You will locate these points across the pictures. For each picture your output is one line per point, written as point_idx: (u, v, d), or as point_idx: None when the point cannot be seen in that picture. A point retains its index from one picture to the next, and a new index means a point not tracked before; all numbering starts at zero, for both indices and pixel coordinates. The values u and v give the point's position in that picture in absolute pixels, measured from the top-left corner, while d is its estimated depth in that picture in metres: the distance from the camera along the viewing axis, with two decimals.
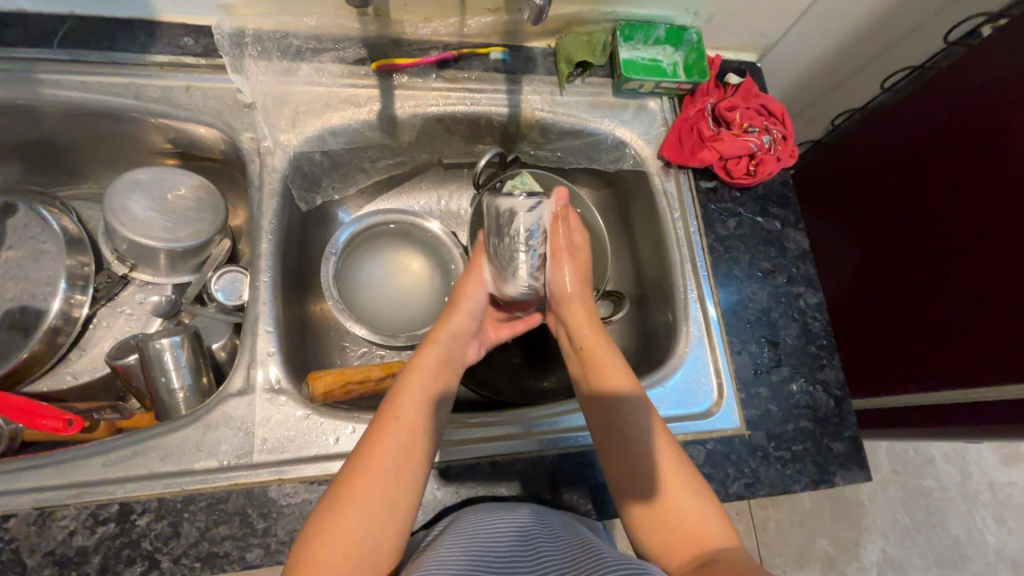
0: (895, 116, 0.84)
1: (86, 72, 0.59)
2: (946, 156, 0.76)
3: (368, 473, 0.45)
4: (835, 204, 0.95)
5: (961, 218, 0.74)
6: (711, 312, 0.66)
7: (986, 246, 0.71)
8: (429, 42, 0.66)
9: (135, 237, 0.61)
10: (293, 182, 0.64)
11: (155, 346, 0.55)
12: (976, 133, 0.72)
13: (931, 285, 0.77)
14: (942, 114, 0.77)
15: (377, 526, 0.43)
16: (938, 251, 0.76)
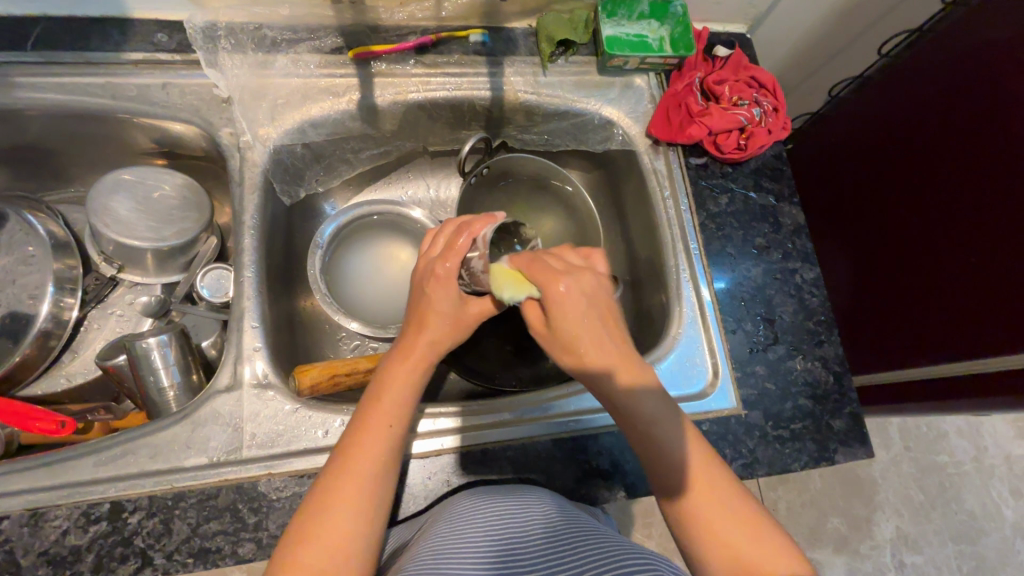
0: (895, 82, 0.81)
1: (61, 73, 0.59)
2: (954, 132, 0.73)
3: (362, 468, 0.43)
4: (834, 177, 0.92)
5: (969, 196, 0.71)
6: (705, 294, 0.65)
7: (991, 214, 0.69)
8: (406, 26, 0.65)
9: (120, 238, 0.61)
10: (275, 176, 0.63)
11: (142, 346, 0.55)
12: (979, 96, 0.69)
13: (938, 264, 0.75)
14: (951, 85, 0.73)
15: (356, 543, 0.40)
16: (945, 227, 0.74)
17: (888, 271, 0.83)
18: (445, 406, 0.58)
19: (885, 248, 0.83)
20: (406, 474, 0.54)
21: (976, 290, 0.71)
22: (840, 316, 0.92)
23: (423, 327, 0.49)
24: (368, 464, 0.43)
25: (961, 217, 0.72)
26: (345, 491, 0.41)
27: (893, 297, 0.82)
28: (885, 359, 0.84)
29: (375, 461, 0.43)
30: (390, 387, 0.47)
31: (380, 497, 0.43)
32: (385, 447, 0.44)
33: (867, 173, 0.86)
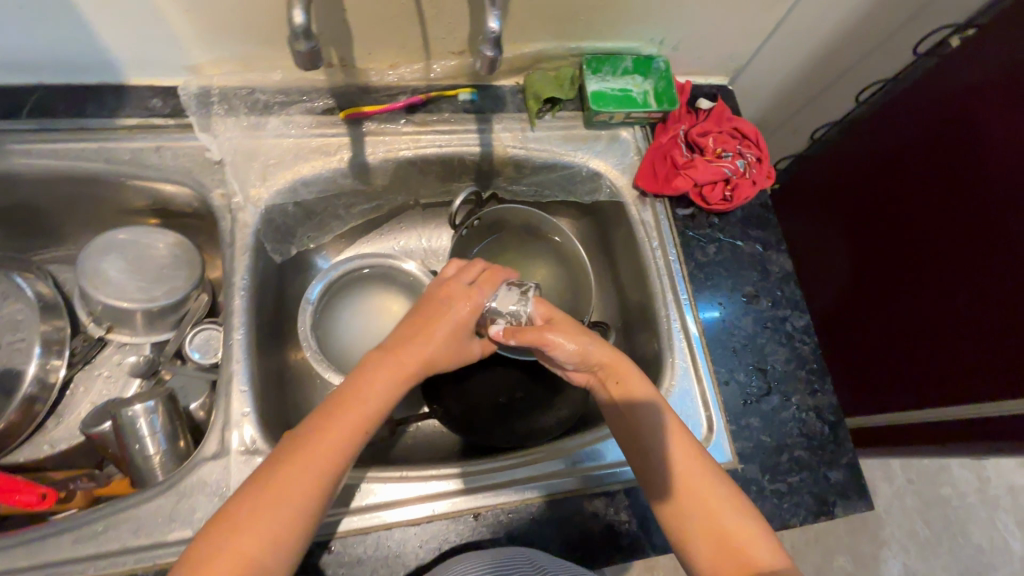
0: (877, 125, 0.84)
1: (57, 140, 0.60)
2: (932, 171, 0.75)
3: (325, 458, 0.42)
4: (826, 218, 0.94)
5: (951, 235, 0.73)
6: (692, 330, 0.65)
7: (976, 251, 0.70)
8: (397, 87, 0.67)
9: (109, 300, 0.61)
10: (266, 235, 0.64)
11: (129, 413, 0.54)
12: (957, 139, 0.72)
13: (928, 302, 0.76)
14: (929, 127, 0.76)
15: (286, 543, 0.39)
16: (932, 264, 0.75)
17: (880, 309, 0.83)
18: (452, 466, 0.58)
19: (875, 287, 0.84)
20: (397, 541, 0.53)
21: (968, 331, 0.71)
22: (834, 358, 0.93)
23: (422, 338, 0.50)
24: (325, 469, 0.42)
25: (946, 254, 0.73)
26: (295, 490, 0.41)
27: (887, 339, 0.82)
28: (881, 402, 0.84)
29: (337, 462, 0.43)
30: (378, 384, 0.47)
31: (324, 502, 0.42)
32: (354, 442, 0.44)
33: (854, 212, 0.88)
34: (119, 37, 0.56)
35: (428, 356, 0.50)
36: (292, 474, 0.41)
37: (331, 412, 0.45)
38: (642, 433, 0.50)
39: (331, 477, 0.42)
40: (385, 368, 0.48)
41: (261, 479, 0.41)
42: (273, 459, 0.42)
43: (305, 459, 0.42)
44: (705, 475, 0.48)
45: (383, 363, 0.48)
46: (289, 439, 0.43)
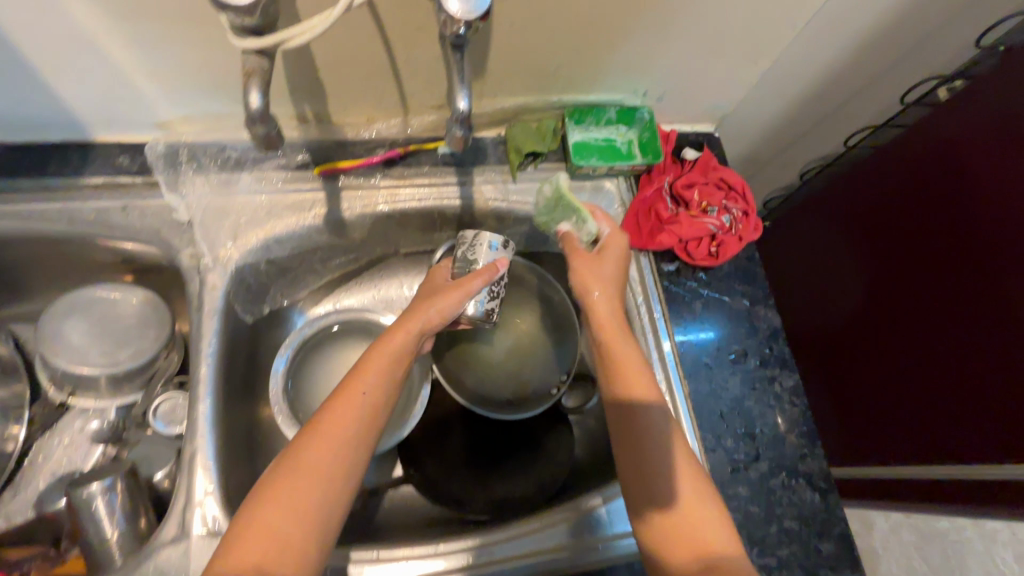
0: (867, 171, 0.84)
1: (17, 200, 0.57)
2: (904, 221, 0.77)
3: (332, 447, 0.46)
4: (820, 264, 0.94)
5: (933, 278, 0.73)
6: (667, 348, 0.65)
7: (965, 304, 0.69)
8: (374, 141, 0.65)
9: (70, 366, 0.59)
10: (237, 296, 0.62)
11: (85, 493, 0.51)
12: (943, 190, 0.71)
13: (914, 343, 0.76)
14: (916, 175, 0.75)
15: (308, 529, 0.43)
16: (923, 313, 0.74)
17: (874, 355, 0.83)
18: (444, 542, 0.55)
19: (855, 330, 0.86)
20: None
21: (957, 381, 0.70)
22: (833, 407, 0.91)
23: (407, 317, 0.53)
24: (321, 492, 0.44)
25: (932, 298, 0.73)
26: (310, 476, 0.44)
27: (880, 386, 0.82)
28: (879, 455, 0.82)
29: (344, 448, 0.46)
30: (371, 367, 0.50)
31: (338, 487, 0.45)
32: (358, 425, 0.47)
33: (848, 255, 0.88)
34: (83, 97, 0.54)
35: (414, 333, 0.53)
36: (302, 466, 0.44)
37: (331, 403, 0.48)
38: (636, 426, 0.51)
39: (340, 462, 0.46)
40: (376, 354, 0.51)
41: (275, 474, 0.44)
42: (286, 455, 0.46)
43: (316, 448, 0.45)
44: (693, 479, 0.49)
45: (376, 352, 0.51)
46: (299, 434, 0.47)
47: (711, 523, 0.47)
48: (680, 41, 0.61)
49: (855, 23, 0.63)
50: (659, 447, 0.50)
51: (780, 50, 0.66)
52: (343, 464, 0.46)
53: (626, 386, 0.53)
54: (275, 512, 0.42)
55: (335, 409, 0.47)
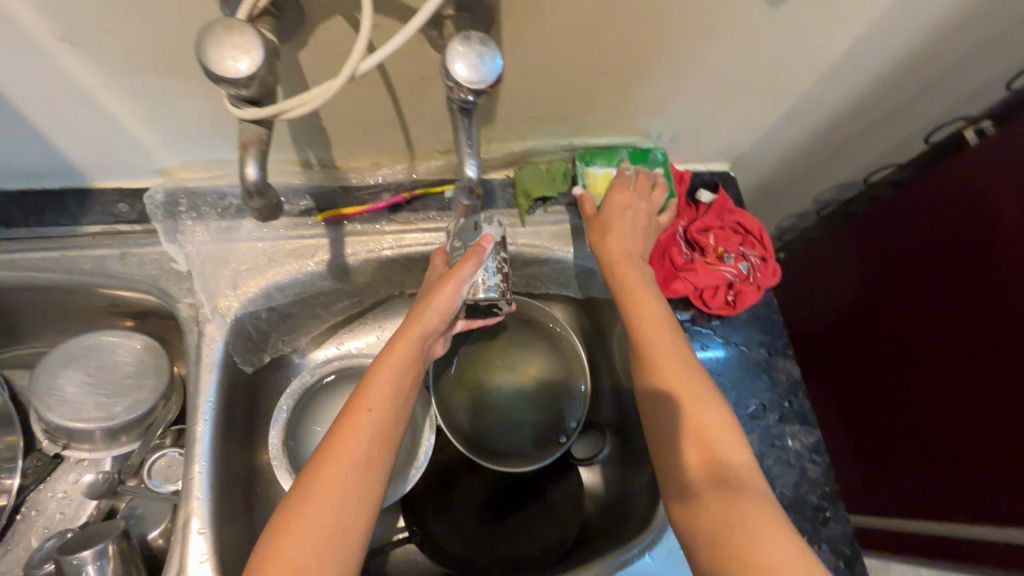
0: (882, 220, 0.85)
1: (14, 249, 0.56)
2: (920, 273, 0.79)
3: (351, 456, 0.43)
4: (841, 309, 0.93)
5: (953, 324, 0.74)
6: None
7: (983, 363, 0.70)
8: (379, 186, 0.63)
9: (64, 420, 0.57)
10: (237, 346, 0.60)
11: (74, 561, 0.49)
12: (962, 248, 0.72)
13: (935, 387, 0.77)
14: (933, 229, 0.76)
15: (332, 543, 0.40)
16: (943, 367, 0.75)
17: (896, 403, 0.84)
18: None
19: (875, 374, 0.87)
20: None
21: (992, 435, 0.70)
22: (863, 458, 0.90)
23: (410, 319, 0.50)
24: (336, 514, 0.41)
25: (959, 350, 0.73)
26: (333, 490, 0.41)
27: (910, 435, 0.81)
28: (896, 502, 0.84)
29: (364, 459, 0.43)
30: (384, 373, 0.47)
31: (361, 501, 0.42)
32: (373, 433, 0.44)
33: (864, 302, 0.89)
34: (81, 148, 0.53)
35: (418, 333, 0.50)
36: (322, 480, 0.41)
37: (344, 414, 0.45)
38: (664, 421, 0.48)
39: (363, 473, 0.43)
40: (389, 356, 0.49)
41: (294, 492, 0.42)
42: (304, 473, 0.43)
43: (334, 462, 0.42)
44: (709, 400, 0.48)
45: (385, 360, 0.48)
46: (316, 452, 0.44)
47: (725, 440, 0.46)
48: (695, 85, 0.59)
49: (877, 66, 0.61)
50: (681, 384, 0.49)
51: (799, 93, 0.63)
52: (356, 484, 0.42)
53: (660, 374, 0.50)
54: (289, 546, 0.39)
55: (342, 426, 0.44)
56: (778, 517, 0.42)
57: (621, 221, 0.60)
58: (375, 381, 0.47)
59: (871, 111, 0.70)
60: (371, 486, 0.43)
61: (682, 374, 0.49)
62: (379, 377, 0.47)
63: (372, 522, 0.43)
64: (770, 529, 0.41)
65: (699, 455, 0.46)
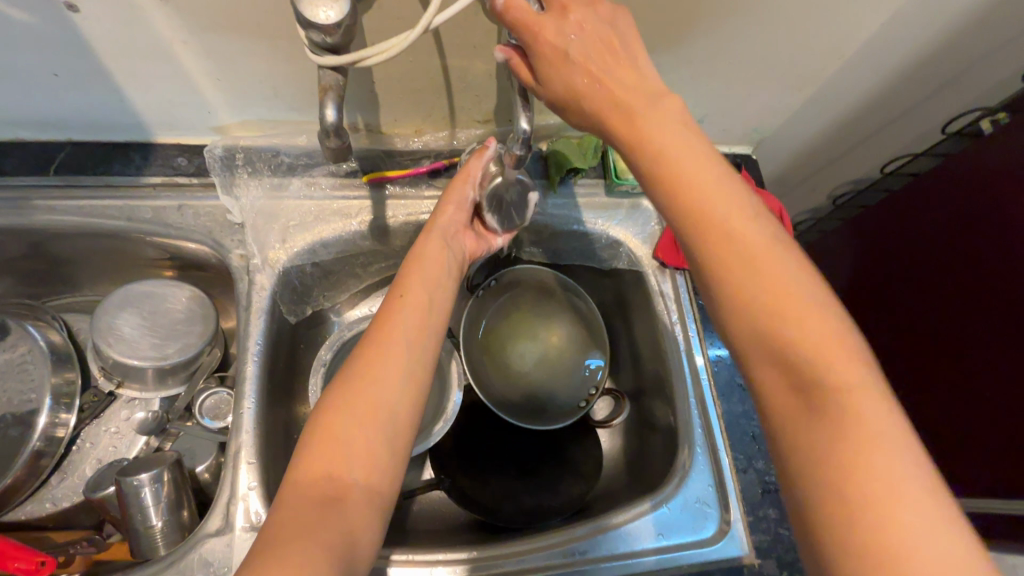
0: (896, 205, 0.87)
1: (82, 196, 0.60)
2: (932, 253, 0.82)
3: (388, 348, 0.46)
4: (859, 296, 0.97)
5: (966, 304, 0.77)
6: (700, 362, 0.66)
7: (994, 340, 0.74)
8: (420, 152, 0.67)
9: (120, 358, 0.61)
10: (283, 296, 0.64)
11: (133, 483, 0.53)
12: (976, 231, 0.75)
13: (950, 363, 0.80)
14: (946, 211, 0.79)
15: (380, 421, 0.43)
16: (956, 344, 0.79)
17: (909, 381, 0.87)
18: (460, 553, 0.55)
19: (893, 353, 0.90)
20: None
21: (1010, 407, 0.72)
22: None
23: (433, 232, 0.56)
24: (384, 390, 0.44)
25: (970, 325, 0.77)
26: (376, 374, 0.44)
27: (940, 406, 0.82)
28: None
29: (403, 349, 0.46)
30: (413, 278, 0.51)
31: (402, 387, 0.45)
32: (409, 326, 0.48)
33: (881, 283, 0.92)
34: (150, 102, 0.57)
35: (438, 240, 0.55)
36: (363, 371, 0.44)
37: (378, 315, 0.48)
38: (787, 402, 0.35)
39: (403, 362, 0.46)
40: (414, 265, 0.53)
41: (337, 385, 0.44)
42: (345, 370, 0.46)
43: (376, 353, 0.45)
44: (794, 294, 0.35)
45: (412, 268, 0.52)
46: (357, 348, 0.47)
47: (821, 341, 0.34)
48: (725, 67, 0.62)
49: (899, 55, 0.64)
50: (771, 299, 0.35)
51: (822, 79, 0.66)
52: (400, 365, 0.45)
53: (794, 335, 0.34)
54: (340, 418, 0.42)
55: (383, 318, 0.48)
56: (905, 429, 0.32)
57: (566, 77, 0.42)
58: (411, 281, 0.51)
59: (890, 102, 0.73)
60: (414, 366, 0.46)
61: (746, 264, 0.36)
62: (408, 282, 0.51)
63: (420, 401, 0.46)
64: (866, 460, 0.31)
65: (790, 369, 0.34)
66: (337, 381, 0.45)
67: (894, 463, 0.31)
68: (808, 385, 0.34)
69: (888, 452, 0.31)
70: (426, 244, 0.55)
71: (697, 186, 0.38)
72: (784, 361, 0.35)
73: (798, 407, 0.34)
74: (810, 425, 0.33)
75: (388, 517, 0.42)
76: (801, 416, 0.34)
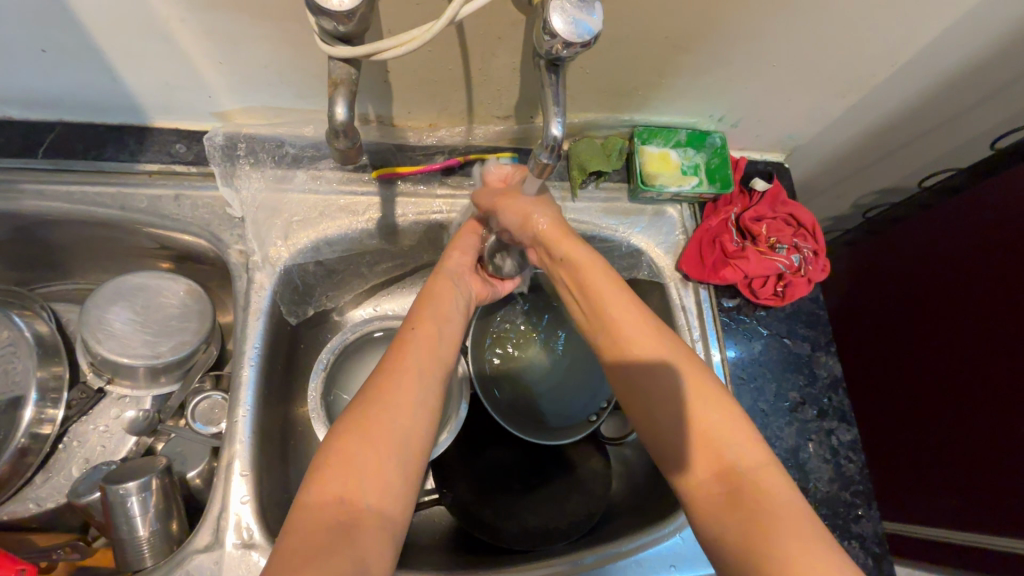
0: (927, 226, 0.87)
1: (72, 181, 0.56)
2: (958, 278, 0.82)
3: (403, 372, 0.46)
4: (887, 314, 0.94)
5: (984, 328, 0.77)
6: (715, 358, 0.62)
7: (1010, 365, 0.73)
8: (434, 147, 0.63)
9: (110, 354, 0.58)
10: (284, 297, 0.60)
11: (119, 491, 0.50)
12: (1001, 253, 0.75)
13: (967, 391, 0.80)
14: (978, 235, 0.79)
15: (393, 443, 0.42)
16: (972, 370, 0.79)
17: (925, 410, 0.86)
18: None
19: (906, 383, 0.90)
20: None
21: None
22: (895, 464, 0.91)
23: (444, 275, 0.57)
24: (400, 416, 0.44)
25: (986, 351, 0.77)
26: (395, 396, 0.45)
27: (954, 437, 0.81)
28: (927, 515, 0.86)
29: (422, 376, 0.47)
30: (427, 312, 0.52)
31: (419, 411, 0.45)
32: (426, 355, 0.48)
33: (899, 311, 0.92)
34: (146, 83, 0.53)
35: (450, 279, 0.57)
36: (384, 391, 0.45)
37: (396, 343, 0.49)
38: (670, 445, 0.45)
39: (420, 388, 0.46)
40: (424, 301, 0.54)
41: (356, 404, 0.45)
42: (362, 391, 0.46)
43: (395, 376, 0.46)
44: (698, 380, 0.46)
45: (425, 304, 0.53)
46: (375, 371, 0.47)
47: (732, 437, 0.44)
48: (767, 69, 0.57)
49: (959, 63, 0.59)
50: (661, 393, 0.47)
51: (871, 84, 0.61)
52: (413, 392, 0.45)
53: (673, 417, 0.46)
54: (356, 436, 0.42)
55: (400, 348, 0.48)
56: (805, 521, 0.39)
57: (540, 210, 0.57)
58: (424, 313, 0.52)
59: (938, 113, 0.68)
60: (426, 393, 0.46)
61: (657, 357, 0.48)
62: (422, 315, 0.52)
63: (429, 428, 0.46)
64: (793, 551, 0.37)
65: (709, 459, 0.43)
66: (355, 400, 0.45)
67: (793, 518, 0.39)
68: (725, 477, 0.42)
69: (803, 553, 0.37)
70: (437, 283, 0.56)
71: (626, 318, 0.51)
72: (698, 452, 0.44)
73: (716, 497, 0.42)
74: (719, 513, 0.41)
75: (398, 550, 0.41)
76: (713, 507, 0.42)
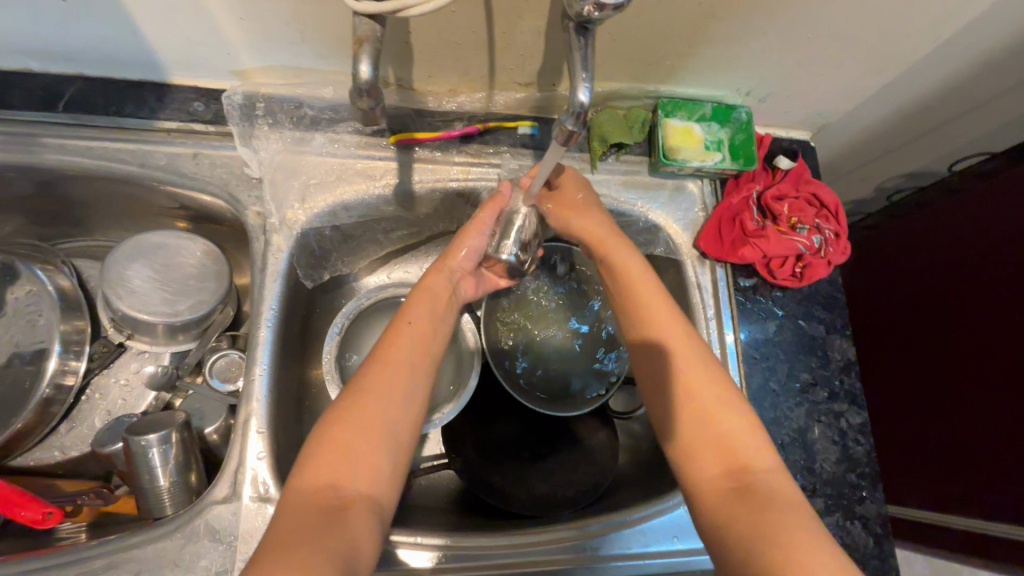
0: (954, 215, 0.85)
1: (93, 137, 0.56)
2: (983, 270, 0.80)
3: (392, 366, 0.48)
4: (905, 302, 0.93)
5: (1005, 324, 0.76)
6: (729, 341, 0.62)
7: None
8: (453, 114, 0.62)
9: (130, 311, 0.59)
10: (301, 260, 0.60)
11: (141, 443, 0.51)
12: None
13: (984, 387, 0.79)
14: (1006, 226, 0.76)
15: (382, 433, 0.44)
16: (988, 367, 0.78)
17: (936, 402, 0.86)
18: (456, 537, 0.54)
19: (920, 373, 0.89)
20: None
21: None
22: (906, 450, 0.91)
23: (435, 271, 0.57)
24: (389, 409, 0.45)
25: (1004, 347, 0.76)
26: (385, 390, 0.46)
27: (967, 430, 0.81)
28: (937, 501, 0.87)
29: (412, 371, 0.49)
30: (416, 309, 0.53)
31: (409, 405, 0.47)
32: (413, 352, 0.50)
33: (915, 301, 0.91)
34: (165, 38, 0.52)
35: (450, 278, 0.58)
36: (376, 384, 0.46)
37: (386, 337, 0.50)
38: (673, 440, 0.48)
39: (410, 384, 0.48)
40: (418, 295, 0.54)
41: (345, 394, 0.46)
42: (351, 382, 0.47)
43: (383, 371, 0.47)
44: (707, 378, 0.49)
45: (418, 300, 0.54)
46: (365, 363, 0.49)
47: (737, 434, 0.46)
48: (803, 40, 0.55)
49: (1005, 40, 0.56)
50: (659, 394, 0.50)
51: (910, 60, 0.59)
52: (404, 385, 0.47)
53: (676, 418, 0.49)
54: (346, 426, 0.43)
55: (392, 339, 0.50)
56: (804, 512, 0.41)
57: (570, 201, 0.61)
58: (415, 309, 0.53)
59: (976, 93, 0.66)
60: (413, 388, 0.48)
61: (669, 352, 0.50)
62: (413, 310, 0.53)
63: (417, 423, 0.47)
64: (792, 535, 0.38)
65: (720, 456, 0.45)
66: (344, 390, 0.47)
67: (792, 505, 0.41)
68: (724, 470, 0.44)
69: (800, 535, 0.38)
70: (431, 278, 0.56)
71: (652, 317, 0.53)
72: (705, 442, 0.46)
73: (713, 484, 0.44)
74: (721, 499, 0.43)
75: (384, 530, 0.42)
76: (718, 493, 0.43)
